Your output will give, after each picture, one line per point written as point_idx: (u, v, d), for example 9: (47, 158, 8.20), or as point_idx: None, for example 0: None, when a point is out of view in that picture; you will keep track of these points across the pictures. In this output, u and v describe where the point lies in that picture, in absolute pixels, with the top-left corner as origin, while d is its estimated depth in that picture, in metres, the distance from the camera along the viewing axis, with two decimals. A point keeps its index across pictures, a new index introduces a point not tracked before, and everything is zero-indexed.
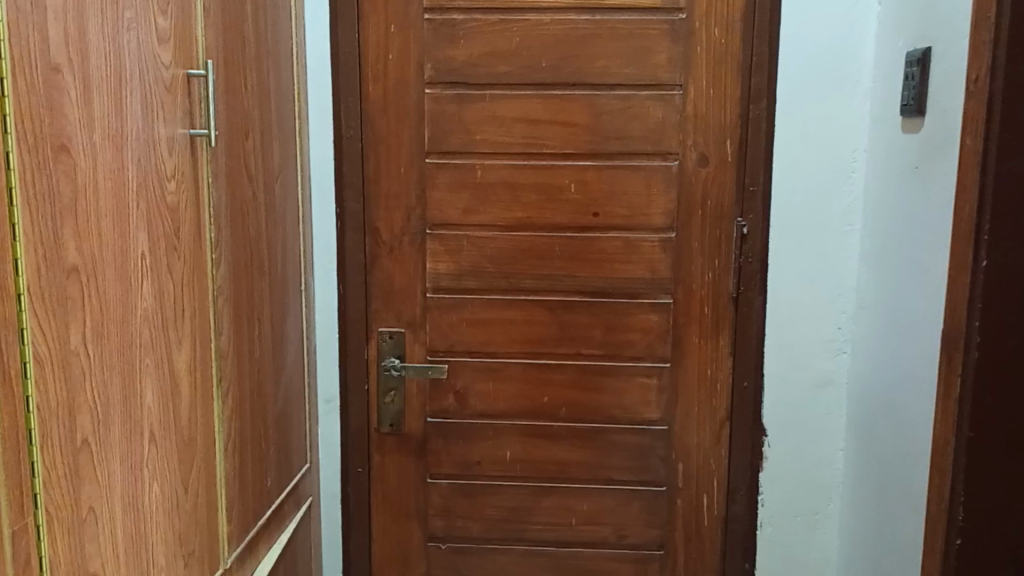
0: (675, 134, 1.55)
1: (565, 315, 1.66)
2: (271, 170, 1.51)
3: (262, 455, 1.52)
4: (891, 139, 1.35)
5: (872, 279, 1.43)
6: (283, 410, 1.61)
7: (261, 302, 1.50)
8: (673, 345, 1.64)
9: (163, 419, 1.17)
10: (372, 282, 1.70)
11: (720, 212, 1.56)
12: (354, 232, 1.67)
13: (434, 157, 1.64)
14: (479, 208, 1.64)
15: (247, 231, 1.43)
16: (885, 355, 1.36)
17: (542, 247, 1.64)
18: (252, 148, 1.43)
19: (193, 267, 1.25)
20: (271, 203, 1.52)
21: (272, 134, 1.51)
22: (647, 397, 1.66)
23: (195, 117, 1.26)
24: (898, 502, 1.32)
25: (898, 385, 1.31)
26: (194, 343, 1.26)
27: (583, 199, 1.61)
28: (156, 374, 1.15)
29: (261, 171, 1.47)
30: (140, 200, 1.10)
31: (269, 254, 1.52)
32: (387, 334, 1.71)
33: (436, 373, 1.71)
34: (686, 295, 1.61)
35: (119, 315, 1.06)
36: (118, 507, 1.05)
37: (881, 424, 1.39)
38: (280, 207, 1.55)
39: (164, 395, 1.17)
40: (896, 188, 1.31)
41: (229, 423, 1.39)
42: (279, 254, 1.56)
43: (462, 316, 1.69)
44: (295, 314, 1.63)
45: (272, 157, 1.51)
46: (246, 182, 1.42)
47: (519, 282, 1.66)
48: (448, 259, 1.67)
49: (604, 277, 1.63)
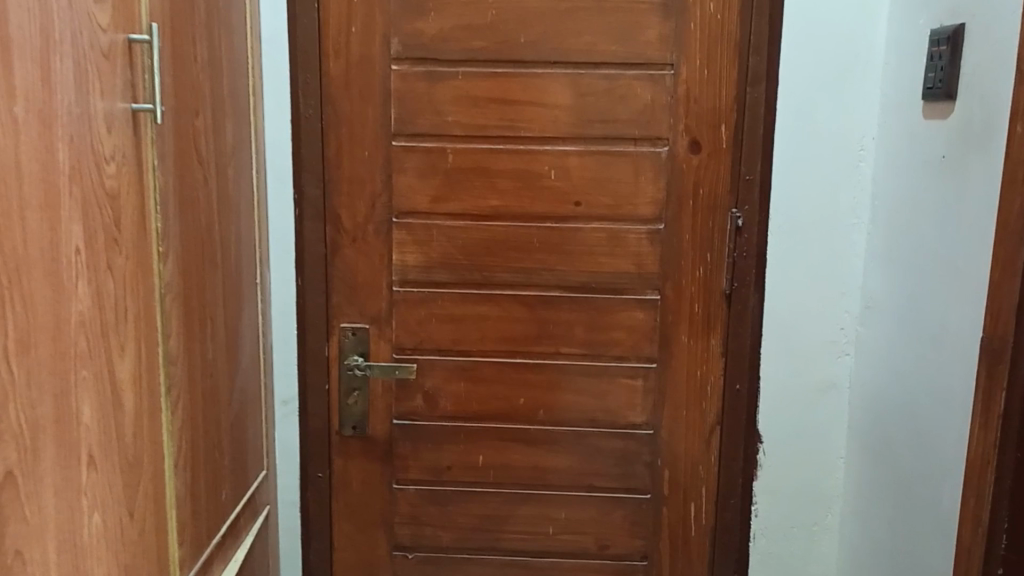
0: (664, 117, 1.44)
1: (544, 312, 1.54)
2: (224, 152, 1.36)
3: (216, 467, 1.37)
4: (916, 128, 1.26)
5: (893, 278, 1.35)
6: (238, 416, 1.46)
7: (215, 298, 1.35)
8: (660, 344, 1.53)
9: (103, 437, 1.03)
10: (334, 276, 1.56)
11: (712, 202, 1.46)
12: (314, 221, 1.53)
13: (402, 139, 1.50)
14: (451, 195, 1.51)
15: (198, 222, 1.28)
16: (913, 359, 1.29)
17: (519, 238, 1.51)
18: (203, 127, 1.28)
19: (137, 263, 1.11)
20: (224, 190, 1.37)
21: (224, 112, 1.35)
22: (631, 399, 1.56)
23: (137, 91, 1.10)
24: (924, 515, 1.25)
25: (929, 391, 1.24)
26: (138, 349, 1.11)
27: (565, 187, 1.48)
28: (94, 386, 1.01)
29: (212, 153, 1.32)
30: (73, 185, 0.95)
31: (222, 246, 1.37)
32: (350, 331, 1.58)
33: (404, 374, 1.58)
34: (674, 291, 1.50)
35: (50, 322, 0.91)
36: (51, 546, 0.91)
37: (905, 431, 1.32)
38: (234, 194, 1.40)
39: (104, 410, 1.03)
40: (926, 182, 1.23)
41: (180, 436, 1.25)
42: (233, 245, 1.41)
43: (432, 312, 1.56)
44: (250, 310, 1.48)
45: (224, 138, 1.35)
46: (196, 167, 1.27)
47: (495, 276, 1.53)
48: (417, 251, 1.54)
49: (587, 272, 1.52)
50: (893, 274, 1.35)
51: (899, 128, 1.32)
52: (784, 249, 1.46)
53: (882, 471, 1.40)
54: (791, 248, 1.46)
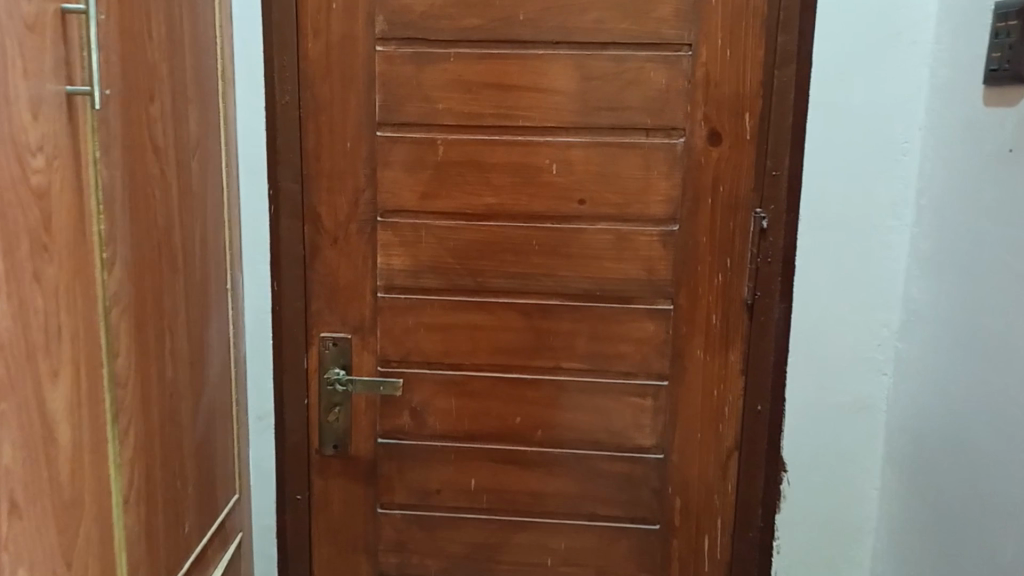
0: (681, 105, 1.28)
1: (543, 322, 1.39)
2: (185, 143, 1.19)
3: (179, 496, 1.20)
4: (978, 118, 1.10)
5: (944, 288, 1.19)
6: (205, 437, 1.29)
7: (176, 307, 1.18)
8: (672, 359, 1.38)
9: (30, 476, 0.86)
10: (312, 280, 1.40)
11: (733, 201, 1.30)
12: (290, 219, 1.38)
13: (387, 129, 1.34)
14: (441, 191, 1.36)
15: (154, 220, 1.11)
16: (970, 384, 1.12)
17: (516, 240, 1.36)
18: (159, 113, 1.12)
19: (74, 270, 0.93)
20: (186, 185, 1.20)
21: (186, 97, 1.19)
22: (641, 419, 1.41)
23: (72, 70, 0.93)
24: (981, 563, 1.07)
25: (988, 421, 1.07)
26: (77, 370, 0.94)
27: (567, 184, 1.33)
28: (18, 420, 0.83)
29: (171, 143, 1.15)
30: None
31: (184, 247, 1.20)
32: (330, 341, 1.42)
33: (389, 390, 1.43)
34: (689, 300, 1.34)
35: None
36: None
37: (958, 465, 1.15)
38: (198, 190, 1.24)
39: (30, 446, 0.86)
40: (992, 179, 1.06)
41: (133, 467, 1.07)
42: (197, 247, 1.24)
43: (420, 321, 1.41)
44: (218, 320, 1.32)
45: (185, 126, 1.19)
46: (151, 159, 1.10)
47: (489, 281, 1.38)
48: (403, 253, 1.38)
49: (591, 279, 1.36)
50: (945, 283, 1.19)
51: (956, 116, 1.15)
52: (813, 254, 1.30)
53: (925, 506, 1.24)
54: (819, 253, 1.30)
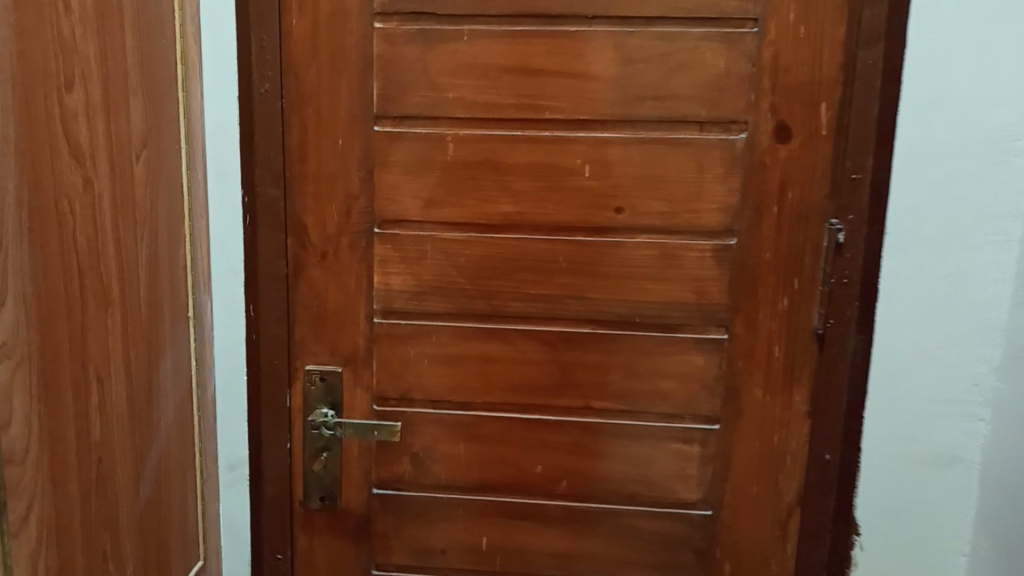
0: (742, 93, 1.08)
1: (570, 355, 1.17)
2: (122, 143, 0.89)
3: None
4: None
5: None
6: (154, 504, 0.99)
7: (108, 356, 0.88)
8: (725, 400, 1.17)
9: None
10: (296, 304, 1.18)
11: (803, 210, 1.10)
12: (270, 231, 1.16)
13: (386, 122, 1.12)
14: (450, 198, 1.13)
15: (71, 246, 0.81)
16: None
17: (537, 256, 1.14)
18: (81, 105, 0.81)
19: None
20: (126, 196, 0.90)
21: (125, 83, 0.89)
22: (687, 470, 1.20)
23: None
24: None
25: None
26: None
27: (603, 188, 1.11)
28: None
29: (99, 141, 0.85)
30: None
31: (121, 277, 0.90)
32: (316, 375, 1.20)
33: (385, 435, 1.19)
34: (747, 329, 1.14)
35: None
36: None
37: None
38: (142, 202, 0.93)
39: None
40: None
41: None
42: (139, 275, 0.93)
43: (423, 352, 1.19)
44: (164, 371, 1.00)
45: (124, 119, 0.89)
46: (68, 164, 0.80)
47: (506, 305, 1.16)
48: (404, 271, 1.16)
49: (629, 303, 1.14)
50: None
51: None
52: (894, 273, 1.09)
53: None
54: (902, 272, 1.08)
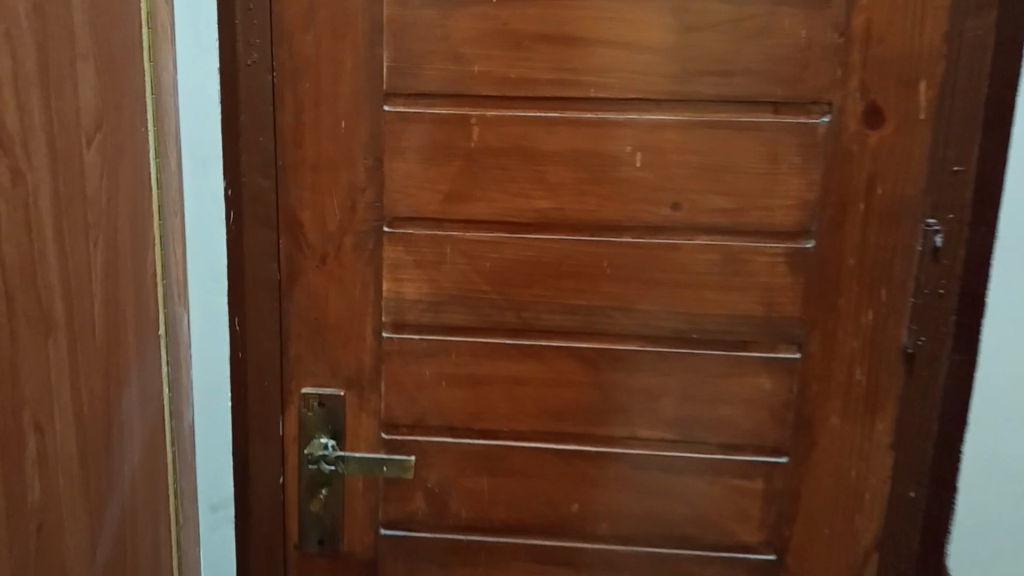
0: (827, 67, 0.90)
1: (615, 377, 1.00)
2: (66, 123, 0.71)
3: None
4: None
5: None
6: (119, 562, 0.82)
7: (52, 393, 0.70)
8: (795, 430, 1.00)
9: None
10: (289, 314, 1.01)
11: (894, 209, 0.93)
12: (258, 227, 0.98)
13: (397, 101, 0.94)
14: (474, 191, 0.96)
15: None
16: None
17: (577, 261, 0.97)
18: (8, 74, 0.64)
19: None
20: (71, 190, 0.73)
21: (71, 46, 0.72)
22: (748, 508, 1.03)
23: None
24: None
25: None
26: None
27: (656, 181, 0.94)
28: None
29: (35, 121, 0.67)
30: None
31: (66, 294, 0.72)
32: (314, 401, 1.03)
33: (396, 471, 1.03)
34: (824, 348, 0.97)
35: None
36: None
37: None
38: (95, 196, 0.77)
39: None
40: None
41: None
42: (91, 289, 0.76)
43: (441, 372, 1.02)
44: (131, 399, 0.84)
45: (72, 92, 0.72)
46: None
47: (539, 319, 0.99)
48: (419, 277, 0.99)
49: (686, 317, 0.97)
50: None
51: None
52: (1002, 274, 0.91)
53: None
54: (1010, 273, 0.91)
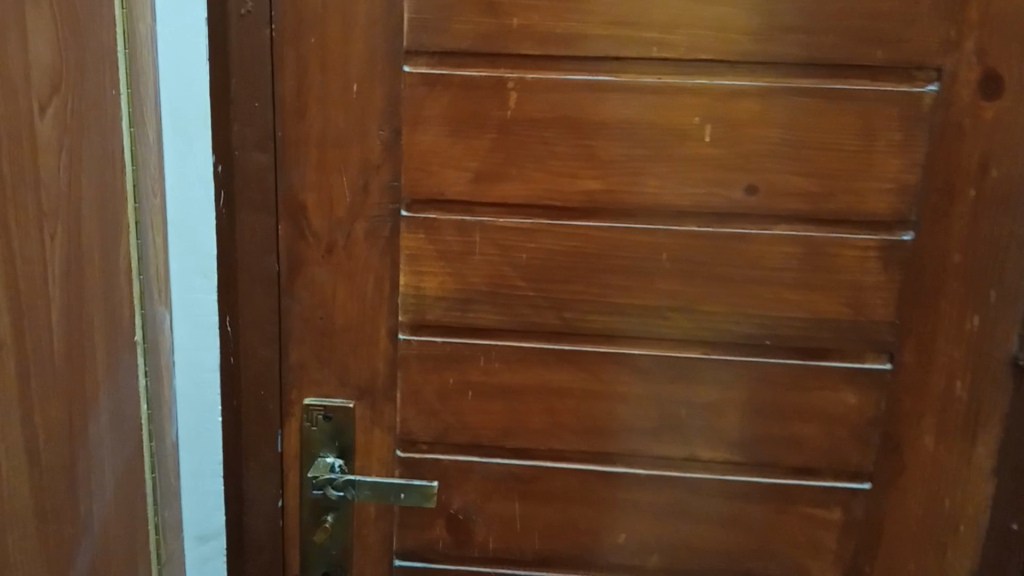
0: (937, 25, 0.75)
1: (670, 389, 0.86)
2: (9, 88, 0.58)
3: None
4: None
5: None
6: None
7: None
8: (881, 453, 0.86)
9: None
10: (291, 313, 0.86)
11: (1010, 196, 0.78)
12: (254, 212, 0.83)
13: (420, 61, 0.79)
14: (510, 170, 0.80)
15: None
16: None
17: (631, 253, 0.82)
18: None
19: None
20: (17, 172, 0.59)
21: None
22: (822, 540, 0.90)
23: None
24: None
25: None
26: None
27: (726, 159, 0.79)
28: None
29: None
30: None
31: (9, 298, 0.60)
32: (319, 413, 0.89)
33: (416, 497, 0.88)
34: (919, 357, 0.83)
35: None
36: None
37: None
38: (50, 179, 0.62)
39: None
40: None
41: None
42: (47, 292, 0.63)
43: (467, 381, 0.87)
44: (99, 422, 0.71)
45: (17, 46, 0.58)
46: None
47: (585, 320, 0.84)
48: (442, 271, 0.84)
49: (756, 320, 0.83)
50: None
51: None
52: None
53: None
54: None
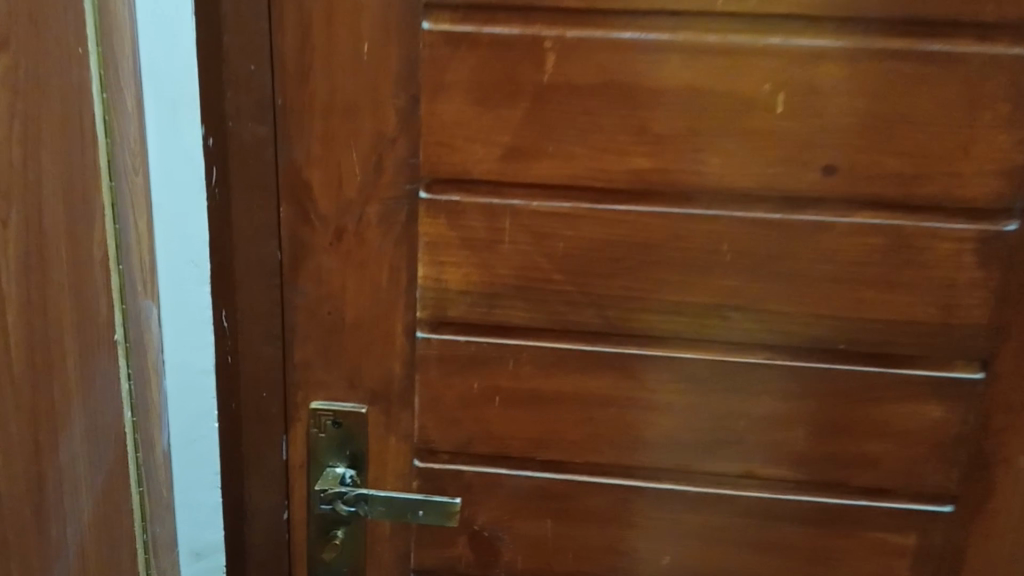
0: None
1: (726, 399, 0.75)
2: None
3: None
4: None
5: None
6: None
7: None
8: (967, 474, 0.75)
9: None
10: (295, 307, 0.76)
11: None
12: (251, 193, 0.73)
13: (443, 17, 0.67)
14: (545, 145, 0.69)
15: None
16: None
17: (685, 243, 0.71)
18: None
19: None
20: None
21: None
22: (892, 569, 0.79)
23: None
24: None
25: None
26: None
27: (800, 133, 0.67)
28: None
29: None
30: None
31: None
32: (328, 419, 0.79)
33: (437, 517, 0.79)
34: (1018, 366, 0.72)
35: None
36: None
37: None
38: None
39: None
40: None
41: None
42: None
43: (494, 386, 0.77)
44: (71, 437, 0.59)
45: None
46: None
47: (629, 320, 0.73)
48: (466, 261, 0.73)
49: (829, 321, 0.72)
50: None
51: None
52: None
53: None
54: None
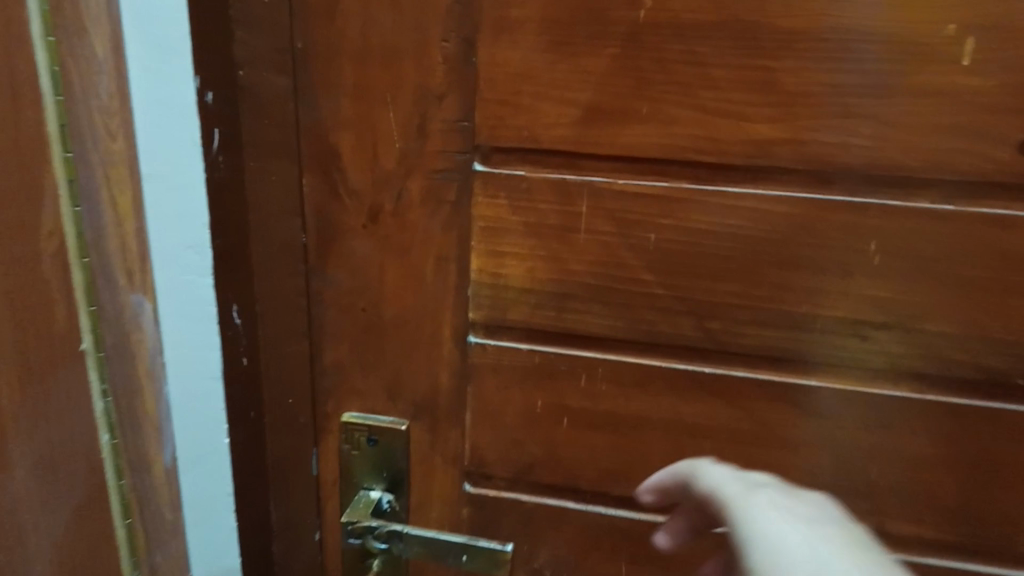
0: None
1: (863, 439, 0.58)
2: None
3: None
4: None
5: None
6: None
7: None
8: None
9: None
10: (323, 299, 0.62)
11: None
12: (268, 160, 0.58)
13: None
14: (637, 105, 0.53)
15: None
16: None
17: (818, 238, 0.53)
18: None
19: None
20: None
21: None
22: None
23: None
24: None
25: None
26: None
27: (993, 94, 0.49)
28: None
29: None
30: None
31: None
32: (362, 434, 0.66)
33: (486, 566, 0.63)
34: None
35: None
36: None
37: None
38: None
39: None
40: None
41: None
42: None
43: (562, 406, 0.61)
44: None
45: None
46: None
47: (739, 334, 0.57)
48: (531, 251, 0.57)
49: (1012, 347, 0.54)
50: None
51: None
52: (744, 489, 0.48)
53: None
54: (769, 497, 0.47)
